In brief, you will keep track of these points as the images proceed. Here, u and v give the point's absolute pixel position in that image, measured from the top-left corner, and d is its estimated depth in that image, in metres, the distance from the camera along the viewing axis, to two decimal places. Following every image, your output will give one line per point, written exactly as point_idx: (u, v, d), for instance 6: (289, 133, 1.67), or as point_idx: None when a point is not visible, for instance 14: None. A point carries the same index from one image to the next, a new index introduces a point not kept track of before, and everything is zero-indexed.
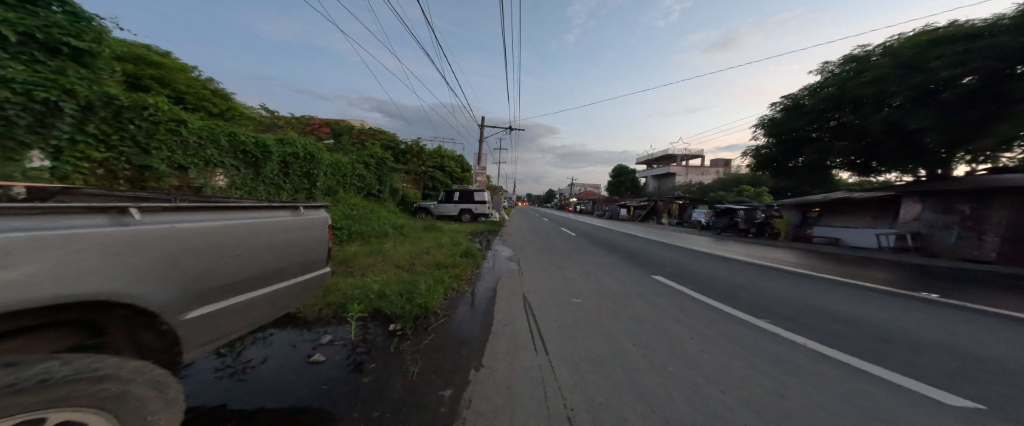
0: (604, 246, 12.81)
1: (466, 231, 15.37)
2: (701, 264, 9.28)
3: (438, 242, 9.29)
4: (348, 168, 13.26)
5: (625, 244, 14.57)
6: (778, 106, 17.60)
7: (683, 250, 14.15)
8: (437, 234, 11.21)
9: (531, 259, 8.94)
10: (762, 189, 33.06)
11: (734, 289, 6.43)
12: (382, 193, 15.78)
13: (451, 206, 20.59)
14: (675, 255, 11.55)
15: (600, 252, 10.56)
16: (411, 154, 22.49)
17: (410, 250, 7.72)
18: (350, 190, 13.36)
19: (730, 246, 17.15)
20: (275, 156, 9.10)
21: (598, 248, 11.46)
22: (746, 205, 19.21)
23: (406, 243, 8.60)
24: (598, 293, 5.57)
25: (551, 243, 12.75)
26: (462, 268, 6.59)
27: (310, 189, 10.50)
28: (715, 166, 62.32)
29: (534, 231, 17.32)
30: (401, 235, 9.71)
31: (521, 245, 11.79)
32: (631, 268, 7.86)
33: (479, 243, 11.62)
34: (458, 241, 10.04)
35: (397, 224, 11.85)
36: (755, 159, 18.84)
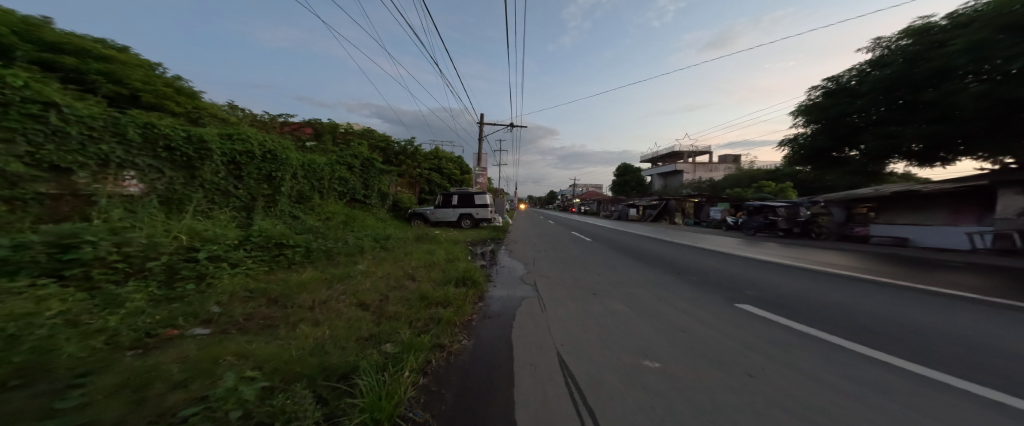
0: (632, 254, 10.72)
1: (466, 240, 13.33)
2: (772, 276, 7.16)
3: (430, 259, 7.27)
4: (326, 170, 11.22)
5: (651, 250, 12.41)
6: (819, 90, 15.47)
7: (725, 255, 12.01)
8: (428, 248, 9.12)
9: (553, 279, 6.88)
10: (783, 185, 30.82)
11: (863, 322, 4.36)
12: (370, 198, 13.70)
13: (450, 212, 18.44)
14: (721, 260, 9.44)
15: (634, 263, 8.44)
16: (405, 156, 20.43)
17: (387, 276, 5.61)
18: (329, 196, 11.29)
19: (769, 247, 14.95)
20: (218, 154, 7.05)
21: (628, 259, 9.36)
22: (785, 202, 17.10)
23: (385, 263, 6.48)
24: (676, 347, 3.48)
25: (570, 252, 10.63)
26: (457, 303, 4.49)
27: (272, 194, 8.42)
28: (723, 163, 60.11)
29: (545, 237, 15.27)
30: (383, 251, 7.67)
31: (535, 257, 9.75)
32: (692, 289, 5.77)
33: (481, 257, 9.59)
34: (455, 257, 7.98)
35: (381, 236, 9.72)
36: (797, 151, 16.69)
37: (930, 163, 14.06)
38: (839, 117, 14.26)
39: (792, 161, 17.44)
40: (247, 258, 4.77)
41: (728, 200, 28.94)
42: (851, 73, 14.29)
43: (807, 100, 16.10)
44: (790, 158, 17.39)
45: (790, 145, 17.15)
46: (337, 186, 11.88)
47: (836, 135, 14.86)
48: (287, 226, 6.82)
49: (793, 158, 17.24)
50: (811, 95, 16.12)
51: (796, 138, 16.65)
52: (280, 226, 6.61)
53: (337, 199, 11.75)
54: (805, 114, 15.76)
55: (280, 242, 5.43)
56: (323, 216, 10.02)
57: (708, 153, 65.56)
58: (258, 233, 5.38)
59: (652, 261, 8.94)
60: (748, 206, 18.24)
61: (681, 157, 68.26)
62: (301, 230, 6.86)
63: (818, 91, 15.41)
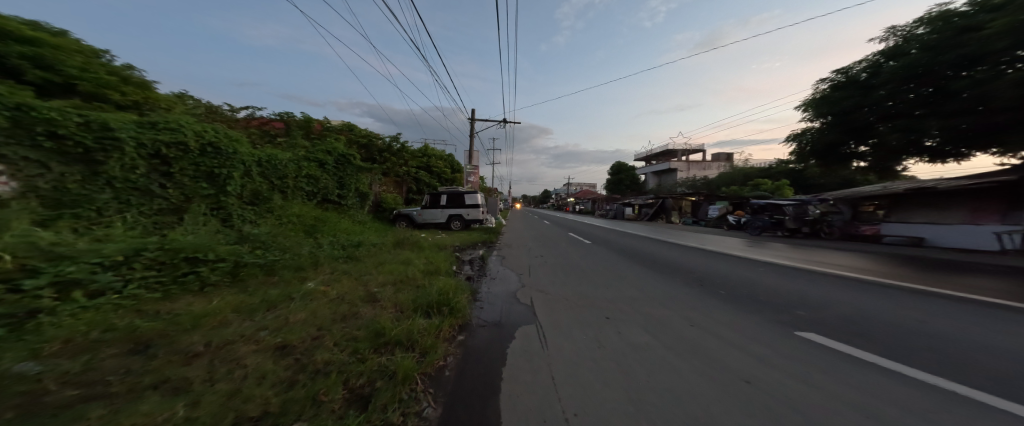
0: (638, 259, 9.58)
1: (452, 245, 12.09)
2: (810, 286, 6.07)
3: (402, 271, 6.01)
4: (289, 167, 9.81)
5: (656, 253, 11.34)
6: (826, 83, 14.60)
7: (738, 259, 10.93)
8: (407, 256, 7.79)
9: (554, 295, 5.66)
10: (780, 182, 30.07)
11: (976, 353, 3.22)
12: (346, 199, 12.19)
13: (438, 212, 17.12)
14: (740, 265, 8.38)
15: (645, 272, 7.31)
16: (390, 153, 18.98)
17: (339, 300, 4.30)
18: (294, 197, 9.89)
19: (776, 249, 13.85)
20: (132, 145, 5.80)
21: (636, 266, 8.22)
22: (792, 200, 15.86)
23: (342, 280, 5.15)
24: (751, 412, 2.29)
25: (570, 259, 9.43)
26: (423, 342, 3.20)
27: (215, 195, 7.15)
28: (717, 161, 59.66)
29: (540, 240, 14.03)
30: (347, 260, 6.37)
31: (529, 266, 8.50)
32: (728, 309, 4.62)
33: (467, 266, 8.33)
34: (435, 269, 6.69)
35: (352, 242, 8.37)
36: (806, 146, 15.71)
37: (942, 159, 13.19)
38: (850, 110, 13.31)
39: (799, 157, 16.50)
40: (132, 281, 3.48)
41: (727, 198, 28.08)
42: (861, 64, 13.39)
43: (813, 93, 15.16)
44: (797, 155, 16.44)
45: (796, 141, 16.20)
46: (305, 185, 10.48)
47: (847, 130, 13.94)
48: (220, 235, 5.50)
49: (800, 154, 16.26)
50: (817, 88, 15.20)
51: (803, 133, 15.68)
52: (208, 235, 5.26)
53: (305, 201, 10.34)
54: (813, 108, 14.85)
55: (192, 256, 4.11)
56: (284, 220, 8.61)
57: (701, 151, 65.16)
58: (159, 245, 4.04)
59: (665, 268, 7.79)
60: (752, 204, 16.95)
61: (674, 156, 67.77)
62: (237, 239, 5.53)
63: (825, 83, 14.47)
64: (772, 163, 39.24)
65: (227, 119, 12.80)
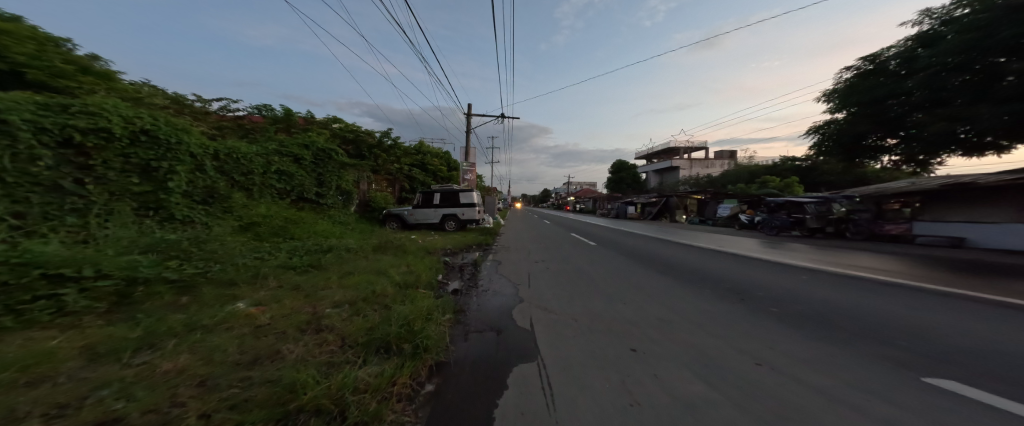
0: (654, 265, 8.42)
1: (442, 247, 10.96)
2: (878, 298, 4.90)
3: (368, 284, 4.87)
4: (256, 162, 8.65)
5: (672, 257, 10.18)
6: (852, 71, 13.34)
7: (763, 262, 9.77)
8: (385, 264, 6.64)
9: (561, 316, 4.49)
10: (789, 179, 28.80)
11: None
12: (327, 197, 10.91)
13: (431, 212, 15.96)
14: (776, 272, 7.20)
15: (668, 282, 6.14)
16: (381, 149, 17.85)
17: (264, 328, 3.13)
18: (262, 195, 8.73)
19: (796, 250, 12.68)
20: (35, 131, 4.71)
21: (656, 274, 7.04)
22: (814, 197, 14.49)
23: (286, 297, 4.00)
24: None
25: (577, 265, 8.24)
26: (359, 408, 2.04)
27: (153, 192, 6.09)
28: (720, 158, 58.45)
29: (540, 242, 12.82)
30: (304, 269, 5.24)
31: (528, 274, 7.31)
32: (796, 334, 3.45)
33: (454, 274, 7.17)
34: (413, 279, 5.51)
35: (323, 246, 7.21)
36: (828, 139, 14.59)
37: (980, 152, 11.97)
38: (881, 100, 12.13)
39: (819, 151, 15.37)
40: None
41: (735, 195, 26.86)
42: (892, 50, 12.15)
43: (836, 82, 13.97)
44: (817, 148, 15.32)
45: (816, 134, 15.07)
46: (277, 182, 9.32)
47: (877, 122, 12.65)
48: (133, 240, 4.38)
49: (820, 147, 15.14)
50: (840, 76, 13.98)
51: (824, 125, 14.54)
52: (113, 243, 4.11)
53: (275, 200, 9.17)
54: (837, 99, 13.59)
55: (53, 273, 2.98)
56: (243, 223, 7.47)
57: (703, 149, 63.95)
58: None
59: (689, 276, 6.64)
60: (769, 202, 15.53)
61: (676, 153, 66.52)
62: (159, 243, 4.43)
63: (849, 71, 13.26)
64: (778, 160, 38.10)
65: (195, 110, 11.64)
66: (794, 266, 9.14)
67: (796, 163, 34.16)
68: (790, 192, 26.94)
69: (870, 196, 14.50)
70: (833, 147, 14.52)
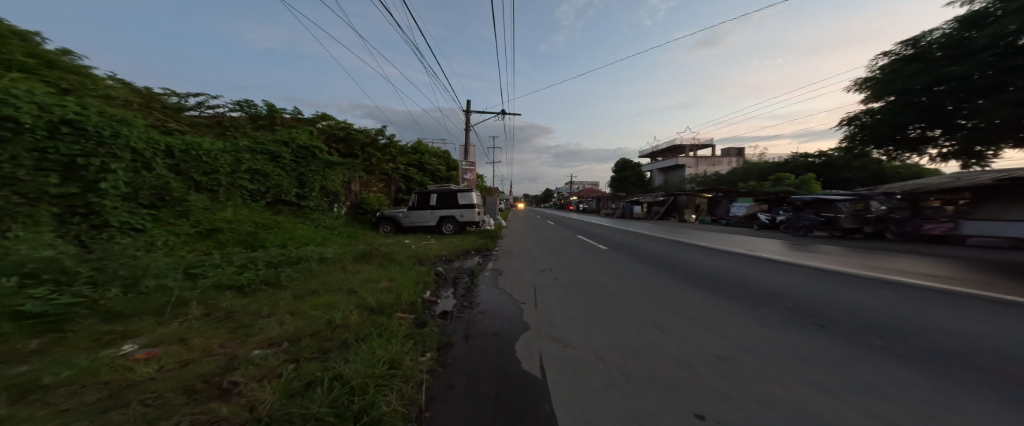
0: (681, 274, 7.25)
1: (437, 254, 9.86)
2: (995, 320, 3.75)
3: (330, 309, 3.73)
4: (222, 159, 7.57)
5: (697, 263, 9.00)
6: (889, 57, 11.93)
7: (803, 269, 8.56)
8: (362, 278, 5.49)
9: (581, 354, 3.39)
10: (805, 175, 27.41)
11: None
12: (309, 200, 9.78)
13: (428, 214, 14.90)
14: (831, 282, 6.03)
15: (708, 298, 5.01)
16: (374, 148, 16.74)
17: (130, 391, 2.00)
18: (229, 198, 7.64)
19: (828, 253, 11.45)
20: None
21: (688, 287, 5.90)
22: (846, 194, 13.12)
23: (201, 332, 2.88)
24: None
25: (591, 276, 7.10)
26: None
27: (86, 194, 5.08)
28: (727, 156, 57.08)
29: (545, 247, 11.62)
30: (253, 288, 4.11)
31: (534, 289, 6.13)
32: (938, 388, 2.33)
33: (447, 289, 6.01)
34: (389, 300, 4.34)
35: (292, 255, 6.08)
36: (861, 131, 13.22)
37: None
38: (926, 86, 10.76)
39: (850, 143, 14.01)
40: None
41: (748, 193, 25.50)
42: (938, 30, 10.75)
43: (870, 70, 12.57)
44: (847, 140, 13.97)
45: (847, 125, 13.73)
46: (249, 183, 8.23)
47: (921, 111, 11.27)
48: (13, 254, 3.29)
49: (853, 139, 13.76)
50: (875, 63, 12.58)
51: (857, 116, 13.17)
52: None
53: (246, 202, 8.07)
54: (873, 87, 12.21)
55: None
56: (199, 230, 6.38)
57: (710, 147, 62.47)
58: None
59: (730, 290, 5.50)
60: (794, 201, 14.15)
61: (681, 151, 65.06)
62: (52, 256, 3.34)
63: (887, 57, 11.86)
64: (790, 156, 36.68)
65: (167, 106, 10.61)
66: (839, 273, 7.95)
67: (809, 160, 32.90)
68: (807, 189, 25.54)
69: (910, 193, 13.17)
70: (868, 139, 13.14)
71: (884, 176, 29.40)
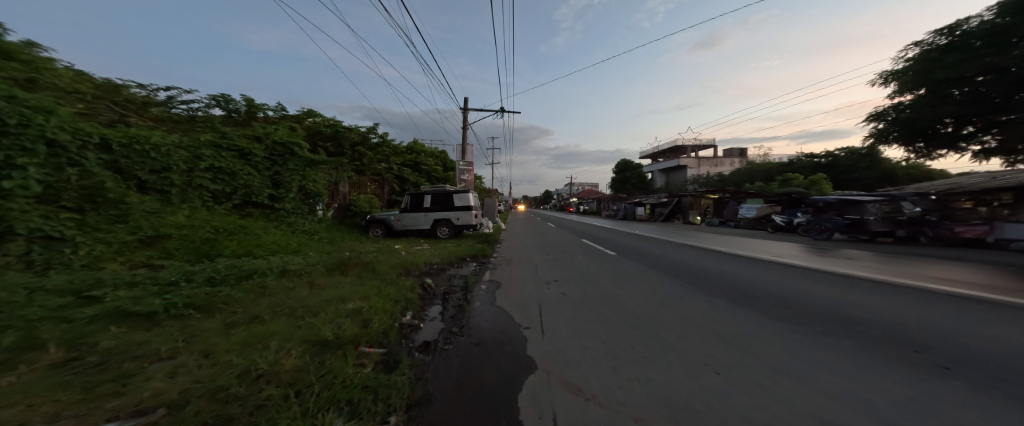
0: (709, 286, 6.25)
1: (429, 261, 8.82)
2: None
3: (262, 346, 2.68)
4: (175, 155, 6.57)
5: (719, 271, 8.01)
6: (921, 47, 10.95)
7: (850, 278, 7.42)
8: (328, 296, 4.44)
9: (610, 415, 2.33)
10: (815, 175, 26.40)
11: None
12: (285, 202, 8.68)
13: (421, 217, 13.90)
14: (897, 303, 5.04)
15: (758, 323, 4.02)
16: (366, 147, 15.72)
17: None
18: (185, 200, 6.60)
19: (857, 258, 10.44)
20: None
21: (726, 305, 4.89)
22: (873, 195, 12.14)
23: (31, 395, 1.86)
24: None
25: (605, 290, 6.09)
26: None
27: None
28: (730, 157, 56.15)
29: (548, 253, 10.55)
30: (168, 317, 3.08)
31: (541, 309, 5.06)
32: None
33: (435, 309, 4.95)
34: (350, 329, 3.32)
35: (248, 266, 5.03)
36: (890, 127, 12.21)
37: None
38: (962, 79, 9.81)
39: (880, 141, 12.93)
40: None
41: (757, 194, 24.51)
42: (979, 17, 9.74)
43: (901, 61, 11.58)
44: (876, 138, 12.90)
45: (876, 122, 12.67)
46: (211, 183, 7.15)
47: (957, 106, 10.29)
48: None
49: (880, 136, 12.76)
50: (907, 53, 11.57)
51: (885, 111, 12.17)
52: None
53: (207, 205, 6.98)
54: (903, 79, 11.25)
55: None
56: (139, 238, 5.38)
57: (711, 147, 61.72)
58: None
59: (782, 313, 4.47)
60: (816, 202, 13.20)
61: (682, 152, 64.25)
62: None
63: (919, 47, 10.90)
64: (795, 156, 35.82)
65: (128, 99, 9.56)
66: (896, 283, 6.79)
67: (817, 160, 32.00)
68: (817, 189, 24.59)
69: (946, 194, 12.10)
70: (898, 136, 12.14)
71: (894, 176, 28.54)
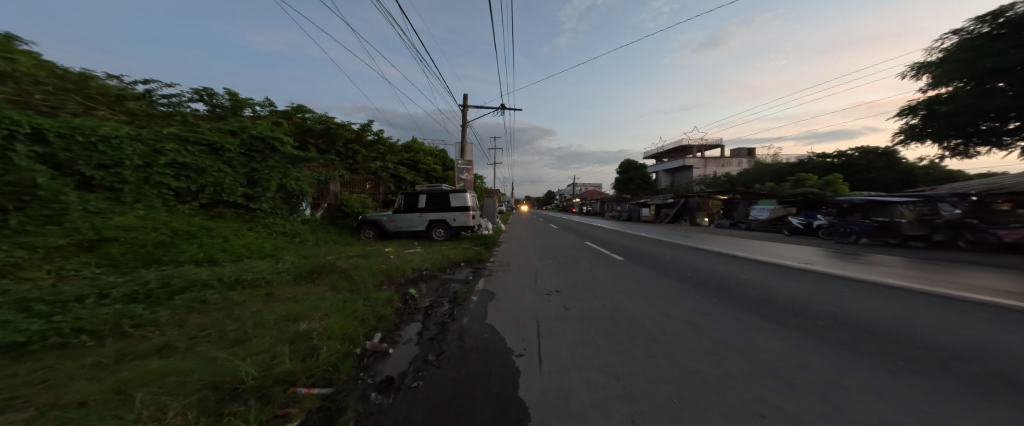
0: (738, 305, 5.37)
1: (419, 266, 8.05)
2: None
3: (139, 395, 1.90)
4: (129, 149, 5.86)
5: (744, 282, 7.12)
6: (960, 35, 10.00)
7: (897, 291, 6.45)
8: (280, 314, 3.66)
9: None
10: (830, 176, 25.28)
11: None
12: (262, 201, 7.93)
13: (416, 218, 13.16)
14: (983, 328, 4.03)
15: (815, 358, 3.15)
16: (360, 144, 15.01)
17: None
18: (141, 198, 5.88)
19: (889, 264, 9.51)
20: None
21: (765, 332, 4.03)
22: (903, 196, 11.20)
23: None
24: None
25: (616, 306, 5.26)
26: None
27: None
28: (737, 157, 54.85)
29: (550, 258, 9.74)
30: (39, 351, 2.31)
31: (537, 329, 4.23)
32: None
33: (414, 328, 4.16)
34: (286, 363, 2.54)
35: (196, 274, 4.28)
36: (924, 123, 11.27)
37: None
38: (1008, 70, 8.89)
39: (913, 138, 11.97)
40: None
41: (769, 195, 23.53)
42: None
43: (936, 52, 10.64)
44: (908, 134, 11.94)
45: (907, 117, 11.73)
46: (174, 180, 6.43)
47: (1003, 98, 9.33)
48: None
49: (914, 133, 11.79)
50: (943, 42, 10.61)
51: (918, 105, 11.23)
52: None
53: (168, 205, 6.26)
54: (939, 71, 10.30)
55: None
56: (76, 242, 4.61)
57: (718, 147, 60.47)
58: None
59: (841, 343, 3.53)
60: (839, 203, 12.36)
61: (688, 152, 63.11)
62: None
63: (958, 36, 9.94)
64: (807, 156, 34.71)
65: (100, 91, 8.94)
66: (957, 299, 5.78)
67: (829, 161, 30.90)
68: (833, 189, 23.56)
69: (989, 195, 11.04)
70: (934, 132, 11.17)
71: (912, 177, 27.30)
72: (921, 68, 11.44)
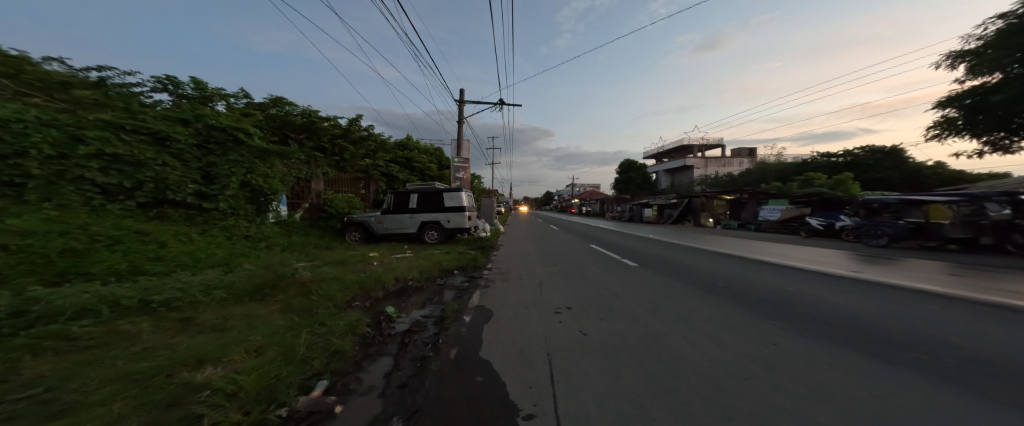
0: (803, 329, 4.22)
1: (403, 274, 6.95)
2: None
3: None
4: (38, 135, 4.75)
5: (790, 295, 5.98)
6: (1007, 19, 8.97)
7: (981, 306, 5.30)
8: (180, 352, 2.52)
9: None
10: (839, 175, 24.40)
11: None
12: (219, 201, 6.80)
13: (406, 219, 12.06)
14: None
15: (990, 416, 1.99)
16: (348, 139, 13.86)
17: None
18: (53, 196, 4.76)
19: (935, 269, 8.46)
20: None
21: (869, 372, 2.87)
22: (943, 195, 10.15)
23: None
24: None
25: (647, 331, 4.15)
26: None
27: None
28: (738, 157, 54.11)
29: (555, 264, 8.64)
30: None
31: (549, 372, 3.09)
32: None
33: (380, 367, 3.01)
34: None
35: (85, 296, 3.15)
36: (964, 115, 10.31)
37: None
38: None
39: (950, 131, 11.03)
40: None
41: (778, 195, 22.57)
42: None
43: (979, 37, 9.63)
44: (945, 127, 10.99)
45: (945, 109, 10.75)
46: (102, 175, 5.30)
47: None
48: None
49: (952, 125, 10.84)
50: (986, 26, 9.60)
51: (958, 96, 10.25)
52: None
53: (92, 205, 5.13)
54: (984, 59, 9.31)
55: None
56: None
57: (718, 147, 59.73)
58: None
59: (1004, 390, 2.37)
60: (868, 202, 11.34)
61: (688, 152, 62.38)
62: None
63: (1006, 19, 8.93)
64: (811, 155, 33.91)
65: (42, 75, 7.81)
66: None
67: (834, 160, 30.12)
68: (844, 189, 22.63)
69: None
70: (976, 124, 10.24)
71: (920, 177, 26.54)
72: (958, 56, 10.38)
